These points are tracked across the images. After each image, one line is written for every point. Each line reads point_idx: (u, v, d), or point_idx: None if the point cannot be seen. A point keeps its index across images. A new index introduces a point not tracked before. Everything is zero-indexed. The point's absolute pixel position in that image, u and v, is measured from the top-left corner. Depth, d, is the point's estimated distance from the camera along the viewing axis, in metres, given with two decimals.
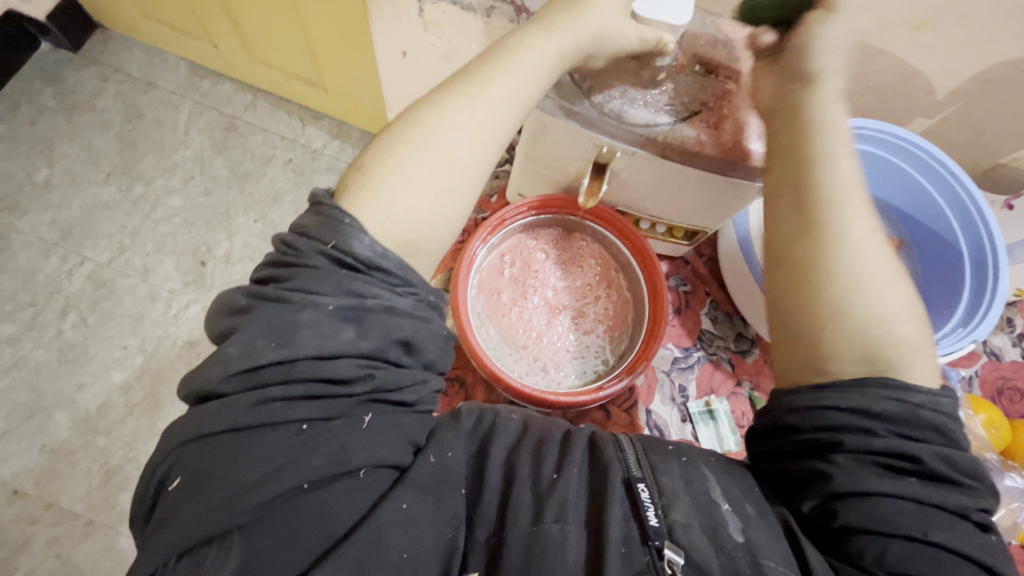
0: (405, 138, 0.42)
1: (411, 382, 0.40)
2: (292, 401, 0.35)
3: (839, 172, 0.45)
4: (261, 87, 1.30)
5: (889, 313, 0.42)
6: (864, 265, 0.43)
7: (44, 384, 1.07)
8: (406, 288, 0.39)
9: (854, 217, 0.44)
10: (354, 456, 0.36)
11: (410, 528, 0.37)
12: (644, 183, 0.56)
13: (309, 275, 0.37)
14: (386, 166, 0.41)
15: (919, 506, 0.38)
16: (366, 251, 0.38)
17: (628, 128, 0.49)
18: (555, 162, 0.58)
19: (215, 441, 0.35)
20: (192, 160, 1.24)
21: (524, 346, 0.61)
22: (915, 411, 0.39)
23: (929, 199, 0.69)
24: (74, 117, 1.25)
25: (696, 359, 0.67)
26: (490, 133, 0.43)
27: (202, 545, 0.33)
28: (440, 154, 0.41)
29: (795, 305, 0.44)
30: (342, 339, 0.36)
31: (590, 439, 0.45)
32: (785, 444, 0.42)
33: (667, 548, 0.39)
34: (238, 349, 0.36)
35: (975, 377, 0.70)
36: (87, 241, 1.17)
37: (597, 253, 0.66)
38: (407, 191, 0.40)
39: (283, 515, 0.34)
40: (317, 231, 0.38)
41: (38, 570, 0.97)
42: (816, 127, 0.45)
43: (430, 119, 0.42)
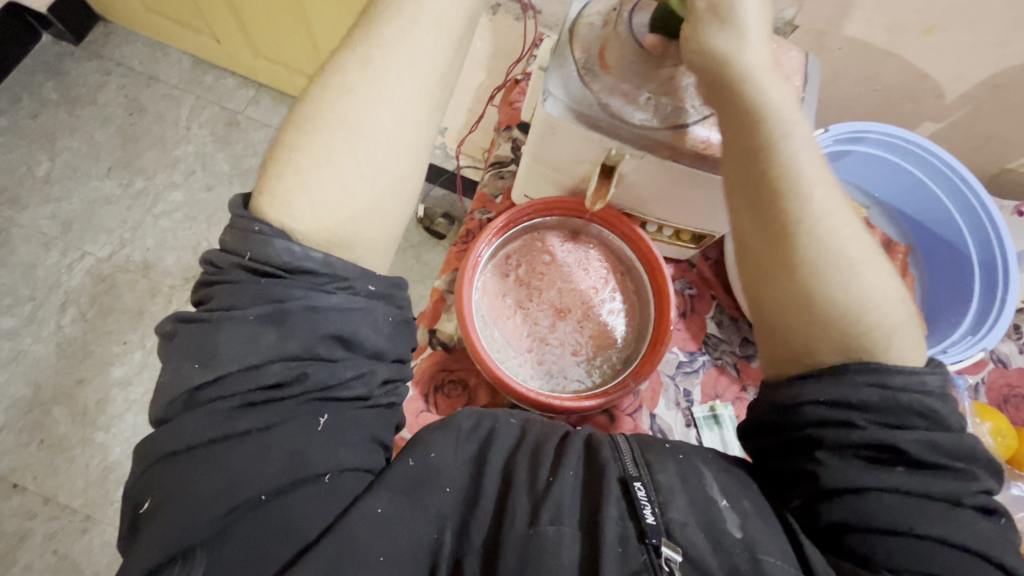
0: (299, 128, 0.40)
1: (356, 375, 0.38)
2: (233, 413, 0.35)
3: (789, 155, 0.42)
4: (264, 83, 1.29)
5: (857, 296, 0.41)
6: (828, 249, 0.41)
7: (43, 378, 1.06)
8: (337, 283, 0.38)
9: (813, 199, 0.42)
10: (312, 459, 0.35)
11: (386, 527, 0.36)
12: (652, 186, 0.55)
13: (230, 290, 0.36)
14: (282, 163, 0.39)
15: (903, 497, 0.37)
16: (286, 256, 0.36)
17: (636, 129, 0.49)
18: (562, 164, 0.57)
19: (170, 461, 0.34)
20: (193, 154, 1.24)
21: (529, 349, 0.61)
22: (896, 396, 0.38)
23: (939, 205, 0.68)
24: (75, 111, 1.24)
25: (701, 363, 0.67)
26: (384, 95, 0.41)
27: (167, 564, 0.33)
28: (336, 135, 0.40)
29: (769, 303, 0.43)
30: (265, 344, 0.35)
31: (587, 441, 0.44)
32: (775, 441, 0.42)
33: (664, 545, 0.38)
34: (168, 378, 0.36)
35: (981, 384, 0.69)
36: (87, 235, 1.16)
37: (604, 256, 0.65)
38: (310, 183, 0.39)
39: (246, 525, 0.33)
40: (233, 245, 0.37)
41: (36, 566, 0.96)
42: (756, 114, 0.42)
43: (319, 101, 0.41)
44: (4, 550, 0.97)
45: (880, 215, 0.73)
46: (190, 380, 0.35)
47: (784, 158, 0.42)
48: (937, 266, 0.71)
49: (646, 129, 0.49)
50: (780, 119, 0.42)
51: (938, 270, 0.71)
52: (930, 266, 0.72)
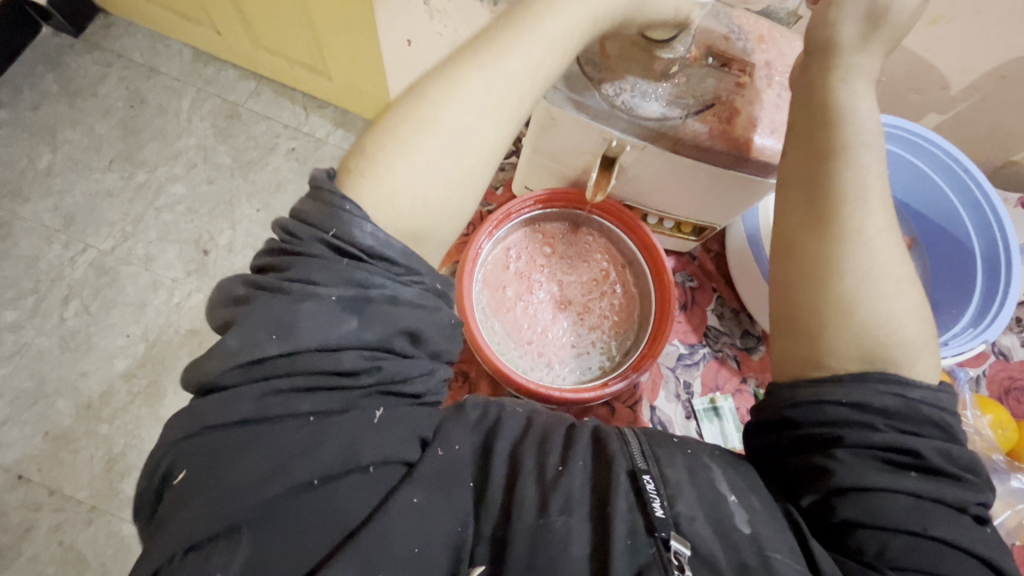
0: (412, 120, 0.40)
1: (420, 372, 0.38)
2: (296, 394, 0.34)
3: (860, 165, 0.43)
4: (265, 75, 1.29)
5: (896, 315, 0.41)
6: (875, 263, 0.42)
7: (47, 370, 1.07)
8: (411, 276, 0.38)
9: (871, 212, 0.42)
10: (365, 449, 0.35)
11: (423, 522, 0.35)
12: (654, 178, 0.55)
13: (312, 263, 0.35)
14: (391, 152, 0.39)
15: (920, 501, 0.37)
16: (368, 240, 0.36)
17: (638, 122, 0.48)
18: (563, 155, 0.57)
19: (219, 435, 0.33)
20: (194, 147, 1.23)
21: (529, 341, 0.61)
22: (915, 406, 0.39)
23: (942, 197, 0.68)
24: (76, 103, 1.24)
25: (701, 355, 0.67)
26: (502, 114, 0.41)
27: (208, 541, 0.32)
28: (451, 141, 0.40)
29: (801, 299, 0.43)
30: (344, 330, 0.35)
31: (594, 432, 0.45)
32: (785, 439, 0.42)
33: (673, 540, 0.38)
34: (237, 342, 0.34)
35: (982, 377, 0.69)
36: (89, 229, 1.16)
37: (603, 249, 0.65)
38: (414, 180, 0.39)
39: (294, 510, 0.33)
40: (317, 218, 0.36)
41: (41, 556, 0.97)
42: (840, 118, 0.43)
43: (438, 99, 0.40)
44: (10, 541, 0.98)
45: None
46: (261, 351, 0.34)
47: (858, 167, 0.43)
48: (940, 259, 0.71)
49: (644, 120, 0.48)
50: (865, 131, 0.43)
51: (940, 266, 0.71)
52: (932, 260, 0.71)
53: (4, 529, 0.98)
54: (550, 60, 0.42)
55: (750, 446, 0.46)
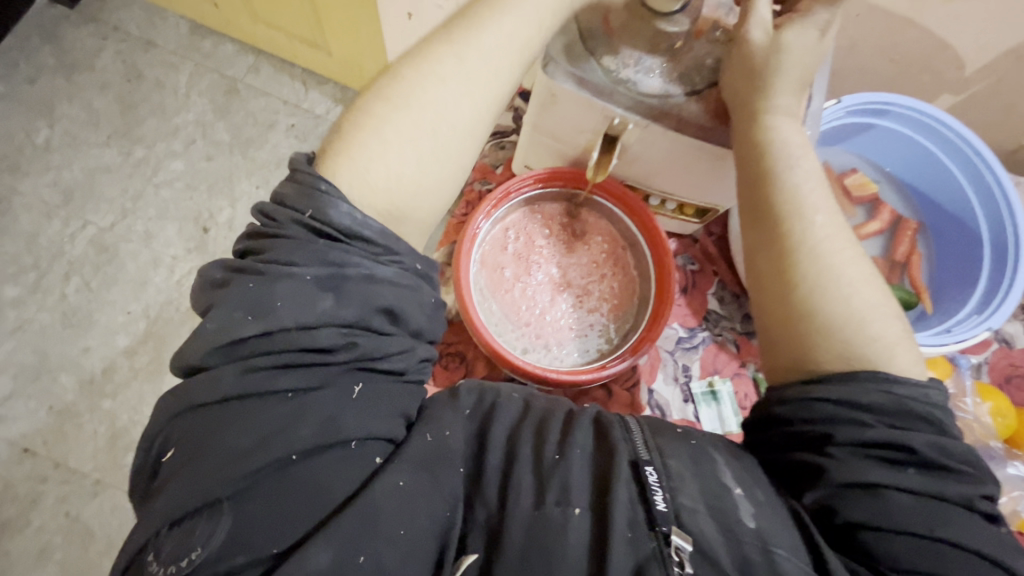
0: (385, 98, 0.40)
1: (400, 350, 0.37)
2: (273, 371, 0.34)
3: (793, 179, 0.45)
4: (263, 49, 1.26)
5: (856, 314, 0.42)
6: (828, 269, 0.43)
7: (50, 346, 1.07)
8: (389, 256, 0.37)
9: (814, 220, 0.44)
10: (346, 426, 0.34)
11: (408, 501, 0.35)
12: (657, 158, 0.54)
13: (289, 246, 0.35)
14: (363, 129, 0.40)
15: (921, 500, 0.37)
16: (344, 220, 0.36)
17: (642, 99, 0.47)
18: (563, 133, 0.56)
19: (202, 411, 0.33)
20: (193, 123, 1.21)
21: (528, 323, 0.60)
22: (902, 402, 0.38)
23: (951, 179, 0.67)
24: (74, 77, 1.22)
25: (701, 339, 0.66)
26: (477, 88, 0.42)
27: (192, 515, 0.32)
28: (426, 115, 0.40)
29: (769, 315, 0.44)
30: (321, 308, 0.34)
31: (596, 418, 0.44)
32: (776, 436, 0.42)
33: (675, 534, 0.37)
34: (215, 325, 0.34)
35: (984, 364, 0.68)
36: (89, 205, 1.15)
37: (605, 230, 0.64)
38: (389, 157, 0.39)
39: (272, 485, 0.32)
40: (294, 200, 0.36)
41: (49, 526, 0.99)
42: (770, 135, 0.45)
43: (408, 77, 0.41)
44: (18, 511, 0.99)
45: (890, 191, 0.72)
46: (240, 331, 0.33)
47: (791, 184, 0.45)
48: (948, 244, 0.69)
49: (648, 96, 0.47)
50: (791, 148, 0.45)
51: (948, 251, 0.69)
52: (939, 244, 0.70)
53: (12, 499, 0.99)
54: (522, 42, 0.43)
55: (746, 441, 0.45)
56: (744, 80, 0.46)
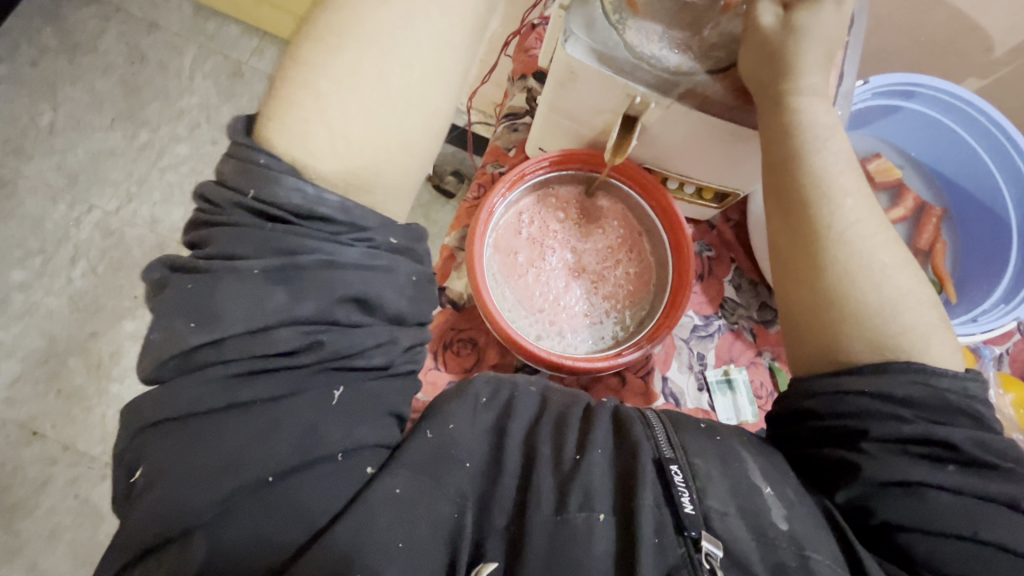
0: (318, 39, 0.34)
1: (377, 342, 0.35)
2: (236, 382, 0.32)
3: (821, 162, 0.43)
4: (268, 30, 1.24)
5: (887, 300, 0.41)
6: (857, 254, 0.42)
7: (58, 329, 1.07)
8: (354, 234, 0.34)
9: (844, 204, 0.43)
10: (324, 438, 0.33)
11: (403, 511, 0.34)
12: (679, 140, 0.52)
13: (233, 236, 0.32)
14: (297, 83, 0.34)
15: (964, 499, 0.36)
16: (294, 198, 0.32)
17: (665, 76, 0.46)
18: (581, 114, 0.54)
19: (163, 431, 0.32)
20: (197, 107, 1.19)
21: (541, 309, 0.59)
22: (941, 395, 0.37)
23: (979, 165, 0.65)
24: (76, 59, 1.19)
25: (717, 328, 0.65)
26: (422, 6, 0.34)
27: (165, 543, 0.31)
28: (367, 52, 0.34)
29: (794, 304, 0.43)
30: (274, 305, 0.32)
31: (615, 413, 0.43)
32: (804, 430, 0.41)
33: (705, 540, 0.36)
34: (161, 336, 0.32)
35: (1006, 355, 0.67)
36: (94, 189, 1.13)
37: (620, 214, 0.63)
38: (328, 112, 0.33)
39: (249, 507, 0.31)
40: (234, 181, 0.33)
41: (60, 508, 0.99)
42: (798, 116, 0.43)
43: (344, 9, 0.34)
44: (29, 493, 0.99)
45: (914, 176, 0.69)
46: (187, 342, 0.31)
47: (821, 167, 0.43)
48: (971, 233, 0.68)
49: (672, 73, 0.46)
50: (820, 130, 0.44)
51: (970, 240, 0.67)
52: (962, 234, 0.68)
53: (22, 482, 0.99)
54: None
55: (770, 434, 0.44)
56: (763, 60, 0.44)
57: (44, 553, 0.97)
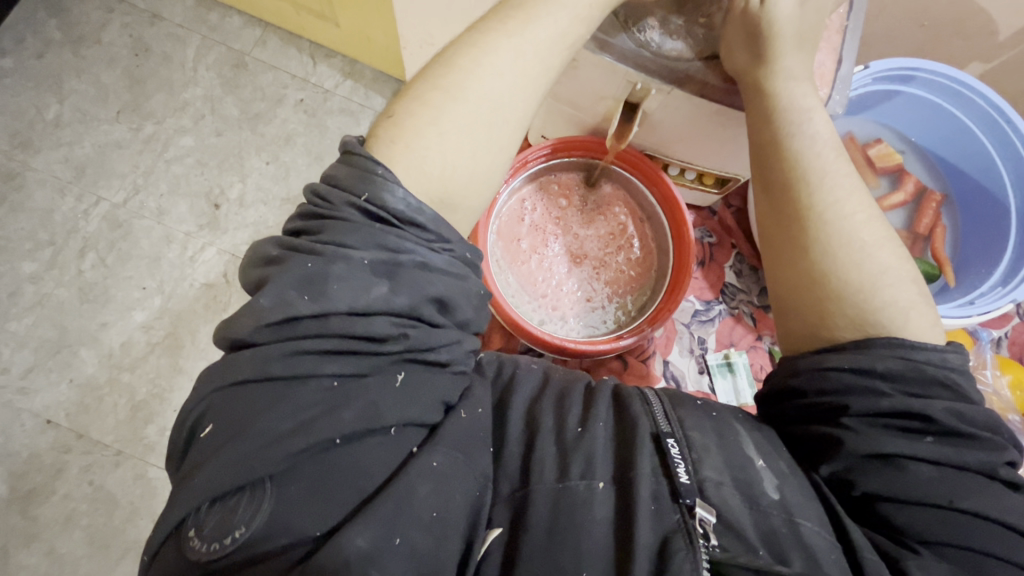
0: (440, 85, 0.39)
1: (447, 341, 0.36)
2: (313, 356, 0.32)
3: (807, 143, 0.44)
4: (271, 21, 1.20)
5: (869, 276, 0.41)
6: (843, 231, 0.42)
7: (68, 321, 1.06)
8: (442, 244, 0.36)
9: (831, 184, 0.43)
10: (386, 412, 0.33)
11: (443, 486, 0.34)
12: (678, 124, 0.53)
13: (342, 227, 0.34)
14: (419, 117, 0.38)
15: (942, 470, 0.36)
16: (399, 205, 0.35)
17: (665, 61, 0.47)
18: (583, 101, 0.55)
19: (245, 390, 0.32)
20: (202, 98, 1.17)
21: (544, 295, 0.60)
22: (920, 367, 0.38)
23: (980, 149, 0.66)
24: (80, 52, 1.18)
25: (717, 312, 0.66)
26: (532, 83, 0.41)
27: (235, 492, 0.31)
28: (480, 106, 0.39)
29: (784, 284, 0.44)
30: (374, 295, 0.33)
31: (615, 391, 0.44)
32: (790, 407, 0.42)
33: (699, 506, 0.37)
34: (269, 300, 0.33)
35: (1005, 338, 0.67)
36: (101, 181, 1.13)
37: (622, 200, 0.64)
38: (440, 144, 0.38)
39: (313, 468, 0.31)
40: (348, 182, 0.36)
41: (74, 495, 0.98)
42: (780, 100, 0.45)
43: (466, 66, 0.40)
44: (44, 480, 0.98)
45: (915, 160, 0.70)
46: (293, 310, 0.32)
47: (800, 149, 0.44)
48: (975, 216, 0.68)
49: (673, 60, 0.47)
50: (805, 113, 0.45)
51: (973, 223, 0.68)
52: (966, 216, 0.68)
53: (37, 469, 0.99)
54: (575, 27, 0.43)
55: (760, 411, 0.45)
56: (734, 54, 0.46)
57: (62, 537, 0.96)
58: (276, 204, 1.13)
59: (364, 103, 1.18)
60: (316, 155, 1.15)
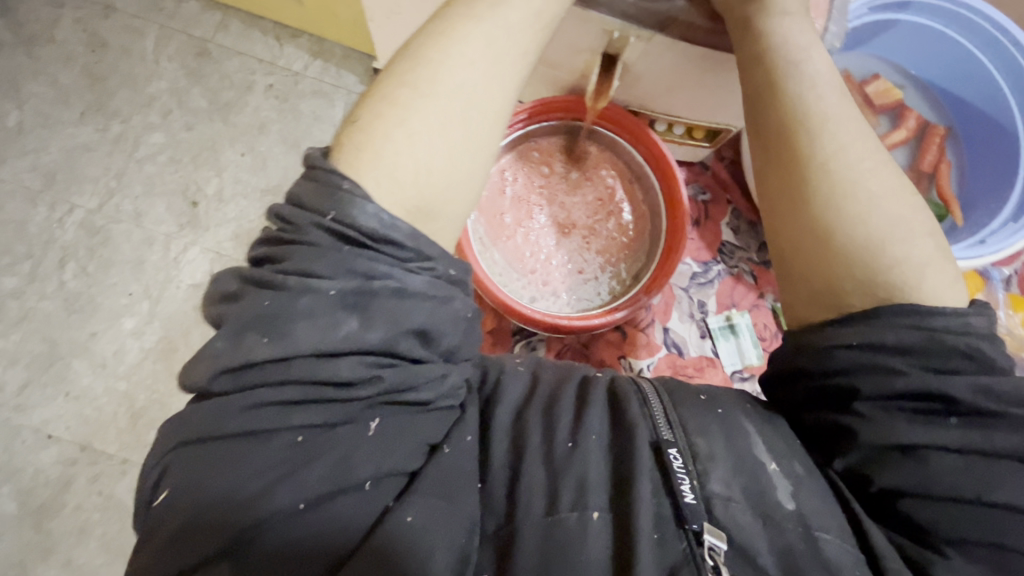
0: (407, 82, 0.35)
1: (428, 379, 0.33)
2: (274, 409, 0.30)
3: (805, 86, 0.41)
4: (230, 3, 1.13)
5: (878, 231, 0.38)
6: (849, 182, 0.39)
7: (57, 333, 1.03)
8: (421, 263, 0.33)
9: (833, 131, 0.40)
10: (359, 467, 0.31)
11: (419, 543, 0.31)
12: (661, 75, 0.50)
13: (309, 254, 0.31)
14: (386, 120, 0.34)
15: (967, 459, 0.33)
16: (371, 222, 0.32)
17: (645, 7, 0.42)
18: (560, 58, 0.51)
19: (204, 450, 0.29)
20: (167, 91, 1.11)
21: (533, 270, 0.58)
22: (937, 337, 0.34)
23: (988, 76, 0.62)
24: (34, 52, 1.12)
25: (716, 273, 0.63)
26: (505, 70, 0.37)
27: (197, 566, 0.29)
28: (452, 100, 0.35)
29: (787, 247, 0.40)
30: (344, 333, 0.30)
31: (610, 389, 0.40)
32: (799, 392, 0.39)
33: (707, 533, 0.34)
34: (226, 344, 0.30)
35: (1016, 275, 0.65)
36: (73, 187, 1.08)
37: (609, 164, 0.60)
38: (414, 146, 0.34)
39: (278, 536, 0.29)
40: (313, 200, 0.32)
41: (85, 507, 0.97)
42: (774, 42, 0.41)
43: (433, 59, 0.35)
44: (53, 493, 0.97)
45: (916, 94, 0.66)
46: (253, 355, 0.29)
47: (798, 91, 0.41)
48: (981, 149, 0.65)
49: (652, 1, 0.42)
50: (796, 51, 0.41)
51: (979, 155, 0.65)
52: (972, 149, 0.65)
53: (45, 483, 0.98)
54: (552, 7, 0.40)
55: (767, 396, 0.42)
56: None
57: (78, 548, 0.96)
58: (256, 196, 1.08)
59: (336, 83, 1.12)
60: (292, 142, 1.10)
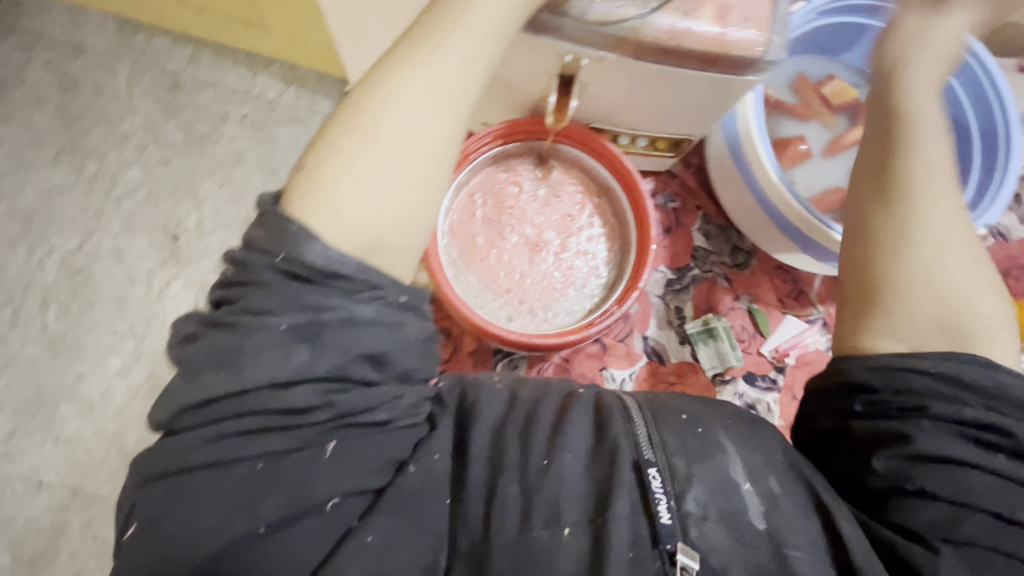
0: (350, 128, 0.35)
1: (386, 400, 0.34)
2: (232, 439, 0.30)
3: (928, 155, 0.45)
4: (200, 35, 1.13)
5: (961, 288, 0.42)
6: (943, 241, 0.43)
7: (43, 378, 1.01)
8: (371, 292, 0.33)
9: (938, 196, 0.44)
10: (317, 488, 0.31)
11: (381, 559, 0.32)
12: (617, 91, 0.50)
13: (260, 293, 0.31)
14: (330, 166, 0.34)
15: (1001, 482, 0.36)
16: (319, 258, 0.32)
17: (593, 29, 0.42)
18: (519, 81, 0.52)
19: (167, 483, 0.30)
20: (142, 127, 1.11)
21: (508, 290, 0.58)
22: (1006, 387, 0.38)
23: None
24: (5, 95, 1.12)
25: (690, 279, 0.64)
26: (446, 111, 0.36)
27: None
28: (393, 144, 0.35)
29: (875, 283, 0.43)
30: (296, 364, 0.31)
31: (595, 405, 0.40)
32: (853, 404, 0.40)
33: (680, 553, 0.35)
34: (183, 382, 0.31)
35: None
36: (51, 229, 1.07)
37: (577, 179, 0.61)
38: (359, 190, 0.34)
39: (239, 561, 0.30)
40: (265, 242, 0.32)
41: (80, 552, 0.95)
42: (908, 116, 0.47)
43: (373, 105, 0.35)
44: (47, 541, 0.96)
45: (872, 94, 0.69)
46: (210, 391, 0.30)
47: (917, 158, 0.45)
48: None
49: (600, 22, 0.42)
50: (926, 123, 0.46)
51: None
52: None
53: (37, 531, 0.96)
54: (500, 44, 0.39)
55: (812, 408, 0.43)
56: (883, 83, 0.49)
57: None
58: (238, 227, 1.08)
59: (311, 108, 1.12)
60: (270, 170, 1.10)
